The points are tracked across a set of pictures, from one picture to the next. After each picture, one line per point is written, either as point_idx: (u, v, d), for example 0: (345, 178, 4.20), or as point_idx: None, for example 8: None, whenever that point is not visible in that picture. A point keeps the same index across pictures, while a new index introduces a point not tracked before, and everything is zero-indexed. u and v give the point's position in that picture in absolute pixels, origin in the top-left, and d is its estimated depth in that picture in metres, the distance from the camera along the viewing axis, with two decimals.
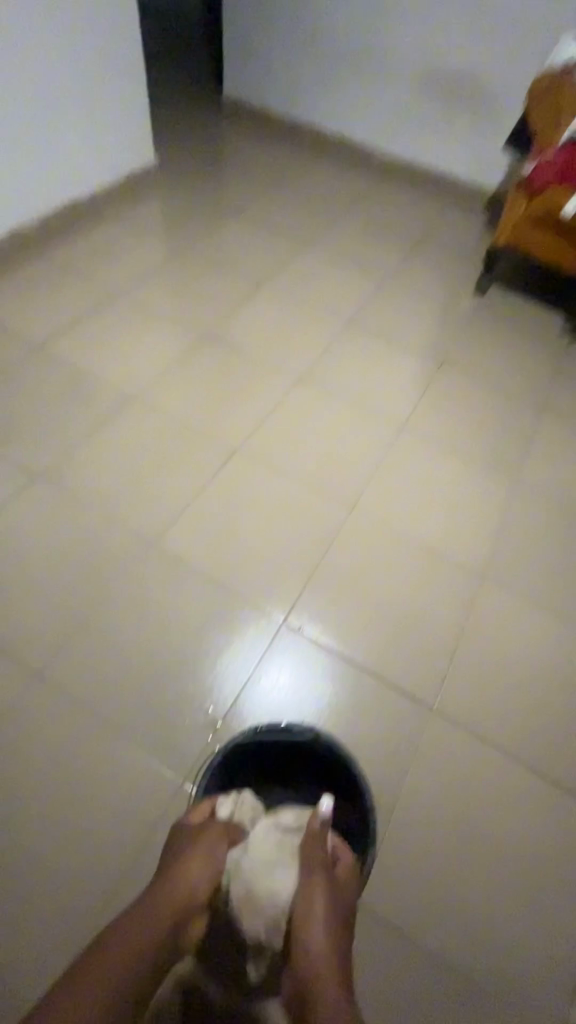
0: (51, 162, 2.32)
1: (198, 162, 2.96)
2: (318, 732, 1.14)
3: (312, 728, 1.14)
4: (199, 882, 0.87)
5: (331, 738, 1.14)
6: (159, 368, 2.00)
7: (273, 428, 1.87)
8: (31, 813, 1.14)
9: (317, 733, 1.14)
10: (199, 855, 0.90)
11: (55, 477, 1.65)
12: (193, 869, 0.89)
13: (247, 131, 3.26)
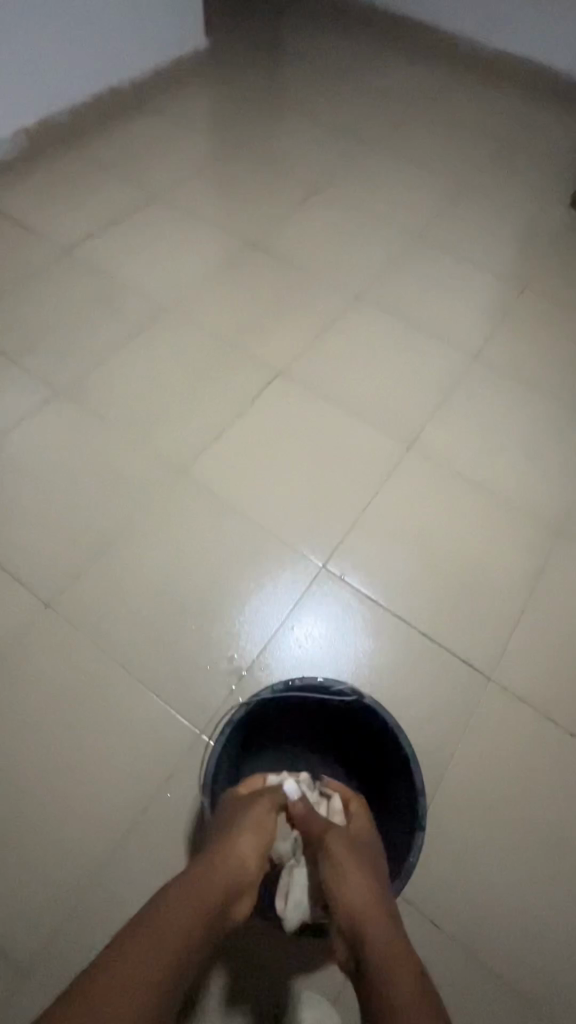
0: (87, 33, 2.02)
1: (253, 46, 2.56)
2: (361, 695, 0.94)
3: (354, 689, 0.94)
4: (247, 856, 0.76)
5: (376, 703, 0.93)
6: (197, 277, 1.76)
7: (323, 351, 1.63)
8: (37, 749, 1.04)
9: (360, 696, 0.94)
10: (248, 825, 0.80)
11: (77, 392, 1.48)
12: (239, 842, 0.77)
13: (312, 11, 2.80)
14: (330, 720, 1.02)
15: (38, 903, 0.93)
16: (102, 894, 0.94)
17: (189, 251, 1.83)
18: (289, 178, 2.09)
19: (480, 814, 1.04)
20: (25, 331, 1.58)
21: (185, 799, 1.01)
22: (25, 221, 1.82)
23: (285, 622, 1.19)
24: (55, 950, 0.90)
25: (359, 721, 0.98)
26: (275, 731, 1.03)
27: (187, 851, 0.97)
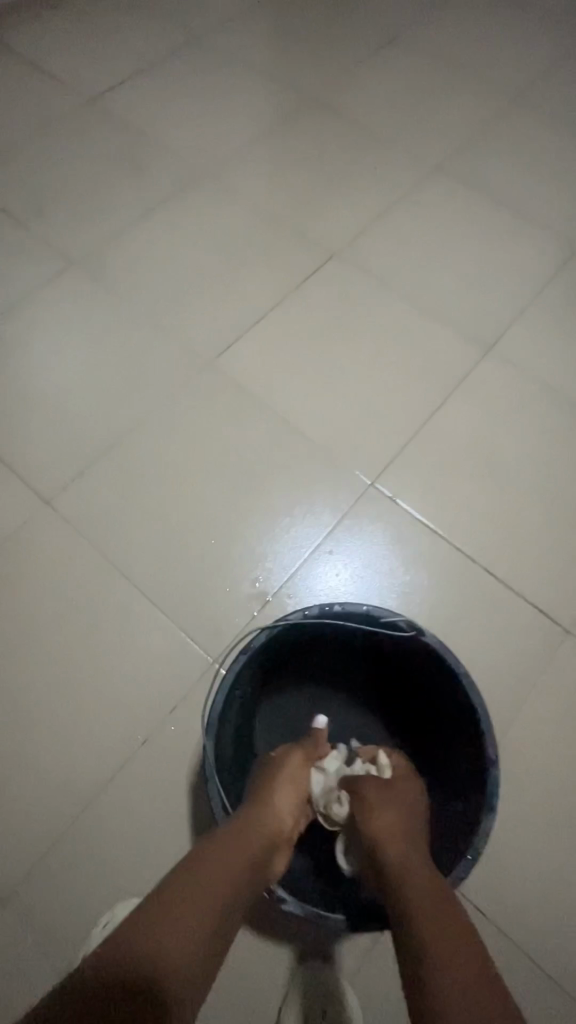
0: None
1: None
2: (422, 631, 0.73)
3: (413, 623, 0.73)
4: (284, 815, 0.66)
5: (441, 643, 0.72)
6: (242, 138, 1.46)
7: (388, 233, 1.34)
8: (27, 662, 0.90)
9: (420, 632, 0.73)
10: (285, 779, 0.70)
11: (95, 264, 1.26)
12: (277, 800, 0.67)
13: None
14: (375, 656, 0.83)
15: (16, 826, 0.82)
16: (88, 826, 0.82)
17: (234, 106, 1.51)
18: (362, 26, 1.70)
19: (543, 790, 0.85)
20: (40, 191, 1.35)
21: (190, 732, 0.87)
22: (45, 64, 1.54)
23: (322, 547, 1.00)
24: (32, 879, 0.79)
25: (414, 662, 0.78)
26: (304, 663, 0.85)
27: (189, 790, 0.84)
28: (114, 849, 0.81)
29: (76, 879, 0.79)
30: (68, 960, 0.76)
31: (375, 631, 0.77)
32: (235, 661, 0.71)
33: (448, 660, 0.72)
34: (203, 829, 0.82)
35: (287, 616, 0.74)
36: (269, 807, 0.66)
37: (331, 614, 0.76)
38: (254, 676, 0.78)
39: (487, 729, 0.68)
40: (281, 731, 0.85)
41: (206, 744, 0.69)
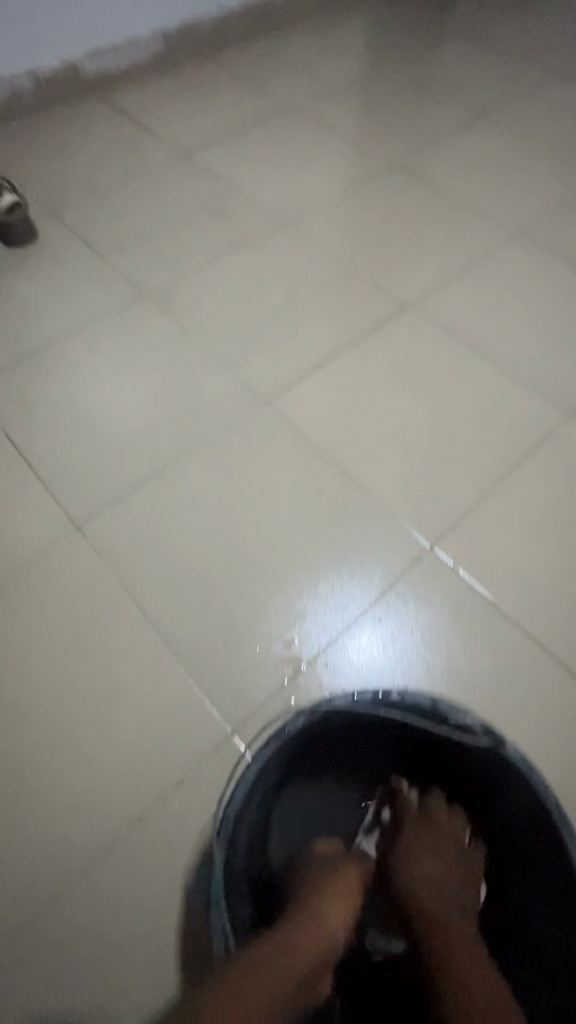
0: None
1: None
2: (504, 744, 0.64)
3: (493, 731, 0.64)
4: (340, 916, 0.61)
5: (524, 762, 0.63)
6: (325, 195, 1.48)
7: (466, 290, 1.29)
8: (26, 700, 0.81)
9: (501, 744, 0.64)
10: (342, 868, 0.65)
11: (166, 298, 1.26)
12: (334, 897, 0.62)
13: None
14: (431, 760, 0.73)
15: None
16: (61, 917, 0.68)
17: (319, 168, 1.55)
18: (452, 103, 1.75)
19: None
20: (124, 228, 1.39)
21: (195, 816, 0.73)
22: (149, 122, 1.65)
23: (370, 611, 0.88)
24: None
25: (483, 776, 0.69)
26: (343, 754, 0.74)
27: (184, 891, 0.70)
28: (86, 954, 0.67)
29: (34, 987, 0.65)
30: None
31: (442, 733, 0.68)
32: (269, 745, 0.63)
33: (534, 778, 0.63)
34: (195, 944, 0.67)
35: (340, 699, 0.66)
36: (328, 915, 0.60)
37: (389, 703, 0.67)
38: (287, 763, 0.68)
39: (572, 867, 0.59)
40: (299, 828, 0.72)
41: (218, 844, 0.59)
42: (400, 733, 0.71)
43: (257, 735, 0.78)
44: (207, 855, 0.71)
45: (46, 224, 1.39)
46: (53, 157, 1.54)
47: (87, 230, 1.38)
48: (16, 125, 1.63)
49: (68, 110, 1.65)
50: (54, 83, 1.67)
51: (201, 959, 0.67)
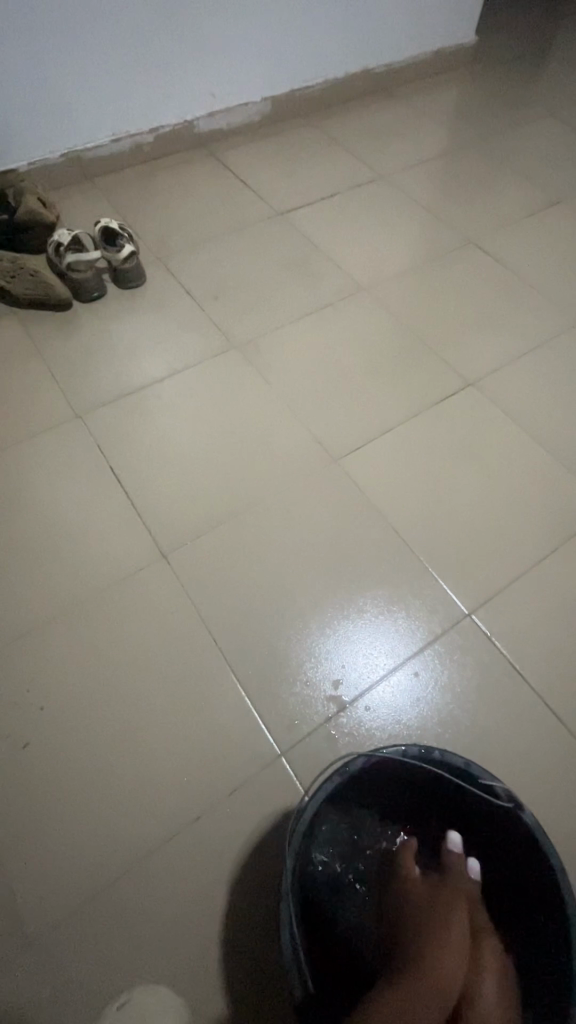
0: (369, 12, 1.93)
1: (528, 54, 2.37)
2: (522, 808, 0.68)
3: (513, 795, 0.69)
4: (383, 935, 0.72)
5: (540, 827, 0.67)
6: (402, 265, 1.61)
7: (526, 373, 1.40)
8: (109, 702, 0.95)
9: (519, 807, 0.68)
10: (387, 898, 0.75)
11: (252, 351, 1.41)
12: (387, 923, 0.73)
13: None
14: (458, 814, 0.77)
15: (58, 871, 0.83)
16: (124, 895, 0.81)
17: (399, 239, 1.68)
18: (532, 186, 1.86)
19: None
20: (221, 280, 1.55)
21: (242, 826, 0.86)
22: (250, 180, 1.82)
23: (409, 665, 0.99)
24: (57, 936, 0.79)
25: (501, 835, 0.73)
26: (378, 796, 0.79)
27: (227, 889, 0.82)
28: (141, 930, 0.79)
29: (97, 951, 0.78)
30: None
31: (467, 790, 0.73)
32: (330, 779, 0.71)
33: (550, 845, 0.66)
34: (233, 939, 0.79)
35: (385, 747, 0.72)
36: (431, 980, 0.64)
37: (430, 758, 0.72)
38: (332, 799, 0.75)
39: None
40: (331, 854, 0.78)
41: (288, 862, 0.65)
42: (433, 785, 0.76)
43: (300, 761, 0.91)
44: (249, 862, 0.84)
45: (151, 271, 1.56)
46: (163, 206, 1.72)
47: (188, 279, 1.55)
48: (133, 173, 1.82)
49: (178, 166, 1.84)
50: (170, 136, 1.85)
51: (236, 951, 0.78)
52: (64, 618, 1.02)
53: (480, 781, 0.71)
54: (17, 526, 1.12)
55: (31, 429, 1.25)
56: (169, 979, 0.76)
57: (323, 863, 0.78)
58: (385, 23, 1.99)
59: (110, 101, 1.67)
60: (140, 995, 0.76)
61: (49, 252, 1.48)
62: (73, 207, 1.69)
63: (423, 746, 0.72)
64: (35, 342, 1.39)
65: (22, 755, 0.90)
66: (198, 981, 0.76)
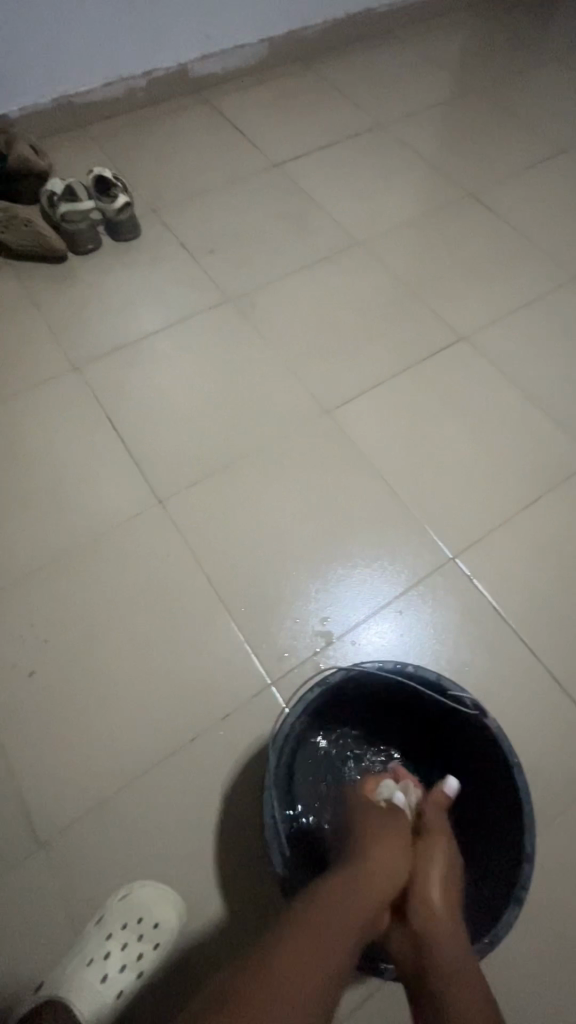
0: None
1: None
2: (485, 715, 0.74)
3: (478, 704, 0.75)
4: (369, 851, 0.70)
5: (501, 732, 0.73)
6: (399, 219, 1.60)
7: (519, 328, 1.41)
8: (109, 637, 1.00)
9: (483, 715, 0.74)
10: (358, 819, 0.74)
11: (246, 304, 1.41)
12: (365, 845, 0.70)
13: None
14: (434, 727, 0.84)
15: (63, 784, 0.89)
16: (125, 805, 0.88)
17: (397, 191, 1.66)
18: (533, 136, 1.82)
19: (554, 905, 0.85)
20: (215, 232, 1.54)
21: (234, 746, 0.93)
22: (245, 128, 1.78)
23: (394, 603, 1.05)
24: (65, 840, 0.86)
25: (471, 742, 0.80)
26: (360, 711, 0.86)
27: (220, 801, 0.89)
28: (142, 836, 0.86)
29: (101, 853, 0.85)
30: (78, 929, 0.81)
31: (439, 702, 0.79)
32: (312, 689, 0.77)
33: (511, 746, 0.72)
34: (226, 842, 0.86)
35: (364, 663, 0.78)
36: (367, 882, 0.65)
37: (405, 673, 0.79)
38: (315, 711, 0.81)
39: (527, 820, 0.69)
40: (324, 764, 0.87)
41: (272, 751, 0.74)
42: (409, 701, 0.82)
43: (289, 690, 0.97)
44: (241, 777, 0.90)
45: (146, 223, 1.54)
46: (157, 156, 1.69)
47: (182, 231, 1.54)
48: (126, 121, 1.77)
49: (172, 115, 1.80)
50: (163, 81, 1.79)
51: (229, 853, 0.86)
52: (66, 560, 1.07)
53: (450, 693, 0.77)
54: (17, 473, 1.15)
55: (29, 381, 1.27)
56: (167, 876, 0.84)
57: (305, 771, 0.86)
58: None
59: (102, 42, 1.62)
60: (137, 893, 0.80)
61: (43, 202, 1.47)
62: (65, 156, 1.66)
63: (398, 662, 0.78)
64: (31, 294, 1.40)
65: (29, 682, 0.96)
66: (194, 878, 0.84)
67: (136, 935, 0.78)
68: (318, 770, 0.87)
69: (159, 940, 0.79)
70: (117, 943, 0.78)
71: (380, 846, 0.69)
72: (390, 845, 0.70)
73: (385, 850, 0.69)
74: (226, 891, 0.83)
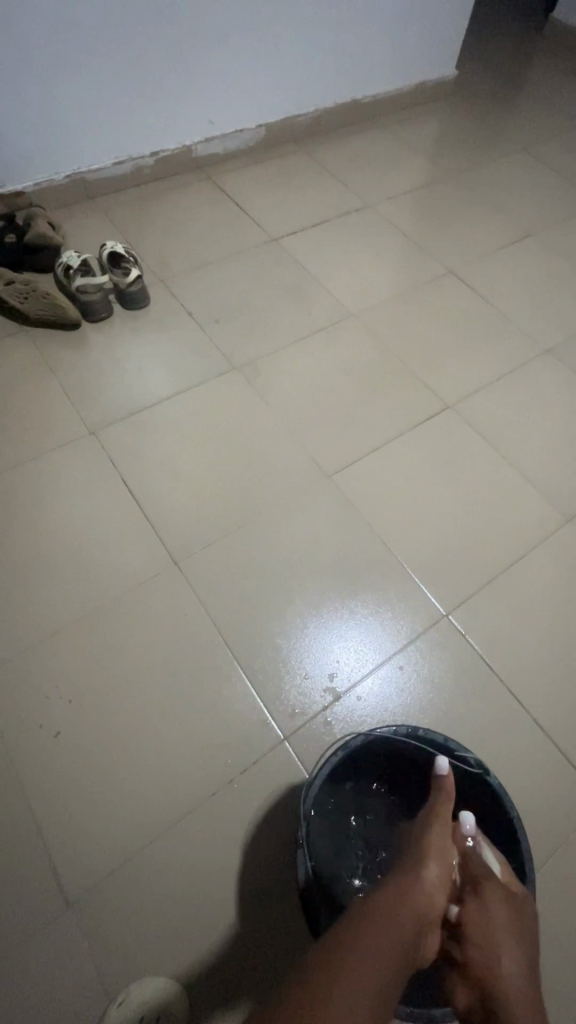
0: (357, 53, 2.06)
1: (502, 90, 2.54)
2: (488, 773, 0.83)
3: (481, 763, 0.84)
4: (433, 893, 0.69)
5: (503, 788, 0.83)
6: (387, 292, 1.75)
7: (497, 398, 1.55)
8: (129, 695, 1.06)
9: (486, 774, 0.83)
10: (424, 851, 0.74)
11: (251, 371, 1.52)
12: (428, 878, 0.70)
13: (563, 71, 2.74)
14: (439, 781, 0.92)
15: (88, 844, 0.93)
16: (148, 861, 0.93)
17: (384, 266, 1.82)
18: (505, 220, 2.02)
19: (555, 946, 0.92)
20: (220, 303, 1.66)
21: (251, 801, 0.98)
22: (245, 205, 1.93)
23: (395, 660, 1.14)
24: (92, 901, 0.89)
25: (476, 795, 0.88)
26: (373, 769, 0.94)
27: (240, 855, 0.94)
28: (165, 892, 0.91)
29: (125, 916, 0.89)
30: (102, 997, 0.83)
31: (446, 761, 0.87)
32: (334, 754, 0.86)
33: (512, 802, 0.81)
34: (247, 895, 0.91)
35: (378, 728, 0.87)
36: (418, 907, 0.67)
37: (415, 735, 0.88)
38: (335, 774, 0.89)
39: (527, 861, 0.79)
40: (346, 822, 0.93)
41: (303, 816, 0.81)
42: (420, 759, 0.91)
43: (302, 746, 1.03)
44: (257, 833, 0.96)
45: (154, 293, 1.66)
46: (163, 229, 1.81)
47: (188, 301, 1.65)
48: (133, 196, 1.91)
49: (177, 190, 1.94)
50: (168, 159, 1.94)
51: (251, 905, 0.90)
52: (86, 620, 1.13)
53: (455, 753, 0.86)
54: (37, 536, 1.22)
55: (46, 444, 1.34)
56: (190, 935, 0.88)
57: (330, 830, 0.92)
58: (369, 66, 2.13)
59: (113, 126, 1.75)
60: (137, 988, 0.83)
61: (59, 274, 1.57)
62: (77, 228, 1.78)
63: (409, 726, 0.88)
64: (46, 360, 1.48)
65: (54, 743, 1.01)
66: (219, 931, 0.88)
67: None
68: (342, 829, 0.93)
69: None
70: None
71: (437, 872, 0.71)
72: (444, 876, 0.72)
73: (439, 881, 0.71)
74: (249, 945, 0.87)
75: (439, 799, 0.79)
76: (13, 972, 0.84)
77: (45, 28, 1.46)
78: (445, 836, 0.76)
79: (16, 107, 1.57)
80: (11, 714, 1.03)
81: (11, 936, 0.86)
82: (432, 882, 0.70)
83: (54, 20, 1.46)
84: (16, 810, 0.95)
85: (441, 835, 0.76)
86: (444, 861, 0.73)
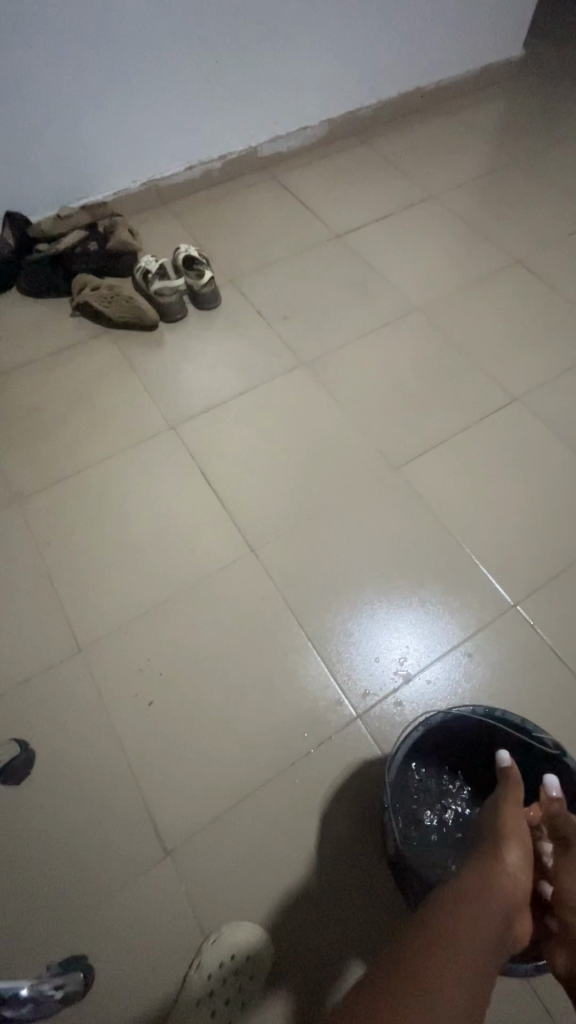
0: (422, 41, 2.05)
1: (572, 69, 2.44)
2: (565, 754, 0.87)
3: (558, 743, 0.87)
4: (518, 877, 0.72)
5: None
6: (452, 283, 1.76)
7: (567, 390, 1.53)
8: (213, 670, 1.15)
9: (563, 754, 0.87)
10: (509, 833, 0.76)
11: (317, 366, 1.57)
12: (510, 861, 0.73)
13: None
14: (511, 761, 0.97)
15: (182, 803, 1.03)
16: (235, 820, 1.02)
17: (449, 257, 1.82)
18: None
19: None
20: (286, 301, 1.71)
21: (328, 773, 1.05)
22: (308, 202, 1.97)
23: (463, 648, 1.17)
24: (189, 853, 0.99)
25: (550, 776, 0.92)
26: (447, 748, 0.99)
27: (318, 821, 1.01)
28: (251, 849, 0.99)
29: (214, 871, 0.98)
30: (200, 935, 0.93)
31: (523, 741, 0.91)
32: (415, 729, 0.92)
33: None
34: (325, 857, 0.98)
35: (456, 707, 0.92)
36: (500, 884, 0.70)
37: (490, 715, 0.92)
38: (412, 748, 0.95)
39: None
40: (419, 799, 0.98)
41: (388, 785, 0.88)
42: (494, 739, 0.95)
43: (374, 724, 1.09)
44: (333, 802, 1.03)
45: (224, 293, 1.73)
46: (232, 230, 1.88)
47: (257, 299, 1.72)
48: (202, 199, 1.99)
49: (243, 191, 2.01)
50: (234, 161, 2.00)
51: (329, 865, 0.98)
52: (172, 600, 1.23)
53: (532, 734, 0.90)
54: (126, 523, 1.33)
55: (130, 438, 1.45)
56: (274, 888, 0.96)
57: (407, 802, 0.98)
58: (433, 52, 2.11)
59: (185, 134, 1.84)
60: (228, 932, 0.91)
61: (137, 278, 1.68)
62: (151, 233, 1.88)
63: (487, 707, 0.92)
64: (127, 360, 1.59)
65: (148, 711, 1.11)
66: (299, 886, 0.96)
67: (233, 971, 0.88)
68: (418, 802, 0.98)
69: (254, 971, 0.89)
70: (218, 981, 0.88)
71: (519, 854, 0.74)
72: (527, 857, 0.74)
73: (523, 860, 0.73)
74: (328, 903, 0.95)
75: (508, 785, 0.84)
76: (121, 910, 0.95)
77: (121, 43, 1.55)
78: (516, 815, 0.79)
79: (98, 122, 1.68)
80: (110, 683, 1.14)
81: (121, 877, 0.98)
82: (514, 865, 0.72)
83: (130, 35, 1.55)
84: (116, 770, 1.06)
85: (510, 814, 0.79)
86: (523, 839, 0.76)
